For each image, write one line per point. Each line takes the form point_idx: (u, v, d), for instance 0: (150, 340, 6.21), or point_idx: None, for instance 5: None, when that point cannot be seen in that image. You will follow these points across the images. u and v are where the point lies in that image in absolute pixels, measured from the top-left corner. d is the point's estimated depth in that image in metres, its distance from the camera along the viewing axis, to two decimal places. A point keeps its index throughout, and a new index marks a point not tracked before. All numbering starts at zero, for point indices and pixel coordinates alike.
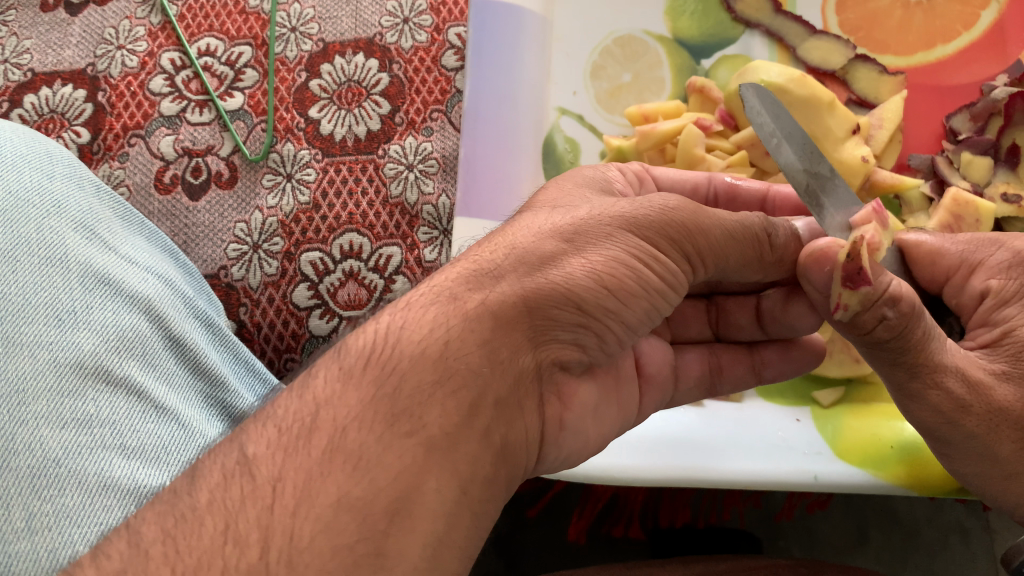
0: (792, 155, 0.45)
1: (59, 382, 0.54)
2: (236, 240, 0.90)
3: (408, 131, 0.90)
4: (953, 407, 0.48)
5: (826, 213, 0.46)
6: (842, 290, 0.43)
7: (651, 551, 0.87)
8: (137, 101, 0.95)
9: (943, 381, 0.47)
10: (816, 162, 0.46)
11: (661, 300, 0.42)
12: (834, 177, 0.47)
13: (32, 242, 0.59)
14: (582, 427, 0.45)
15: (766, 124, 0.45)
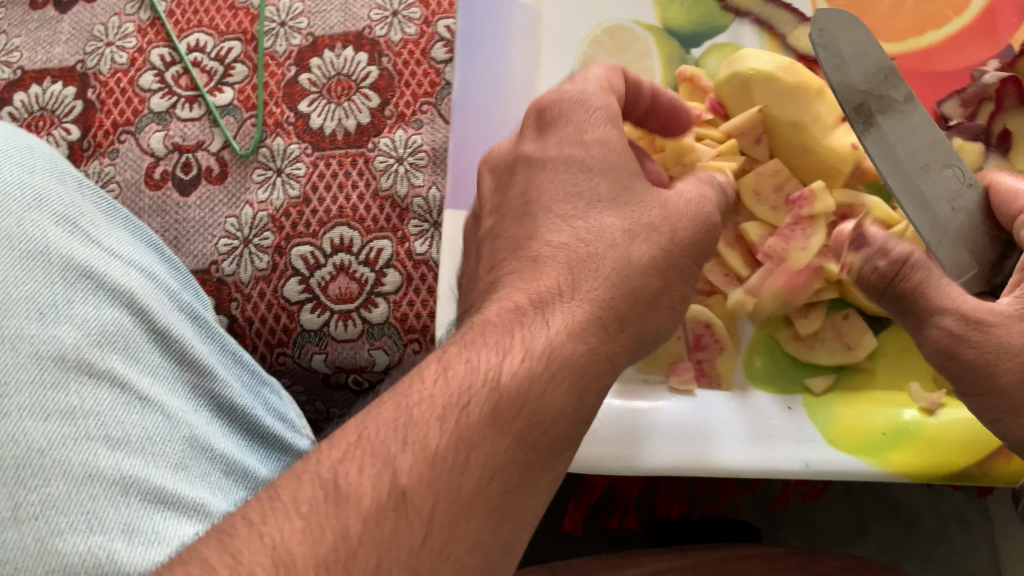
0: (854, 75, 0.57)
1: (41, 375, 0.54)
2: (227, 235, 0.90)
3: (398, 124, 0.90)
4: None
5: (875, 130, 0.56)
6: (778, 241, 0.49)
7: (651, 540, 0.89)
8: (126, 98, 0.95)
9: None
10: (882, 85, 0.57)
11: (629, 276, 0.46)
12: (903, 101, 0.57)
13: (14, 237, 0.58)
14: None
15: (832, 46, 0.56)
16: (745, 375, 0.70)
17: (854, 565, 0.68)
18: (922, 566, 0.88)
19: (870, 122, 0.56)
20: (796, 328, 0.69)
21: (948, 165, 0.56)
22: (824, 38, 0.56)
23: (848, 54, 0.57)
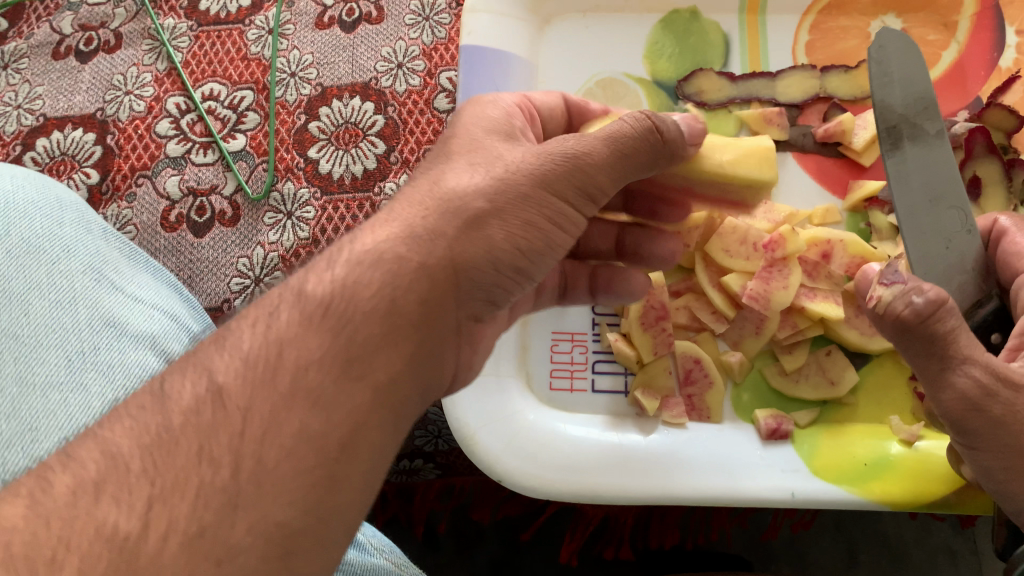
0: (891, 97, 0.60)
1: (70, 419, 0.56)
2: (239, 274, 0.93)
3: (403, 170, 0.95)
4: (980, 394, 0.50)
5: (902, 152, 0.59)
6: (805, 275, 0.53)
7: (641, 570, 0.91)
8: (144, 143, 0.99)
9: (972, 370, 0.50)
10: (920, 114, 0.60)
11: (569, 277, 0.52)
12: (936, 134, 0.59)
13: (44, 287, 0.63)
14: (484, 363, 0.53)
15: (885, 66, 0.61)
16: (734, 409, 0.72)
17: None
18: None
19: (895, 141, 0.59)
20: (782, 363, 0.72)
21: (959, 207, 0.57)
22: (883, 60, 0.62)
23: (895, 75, 0.61)
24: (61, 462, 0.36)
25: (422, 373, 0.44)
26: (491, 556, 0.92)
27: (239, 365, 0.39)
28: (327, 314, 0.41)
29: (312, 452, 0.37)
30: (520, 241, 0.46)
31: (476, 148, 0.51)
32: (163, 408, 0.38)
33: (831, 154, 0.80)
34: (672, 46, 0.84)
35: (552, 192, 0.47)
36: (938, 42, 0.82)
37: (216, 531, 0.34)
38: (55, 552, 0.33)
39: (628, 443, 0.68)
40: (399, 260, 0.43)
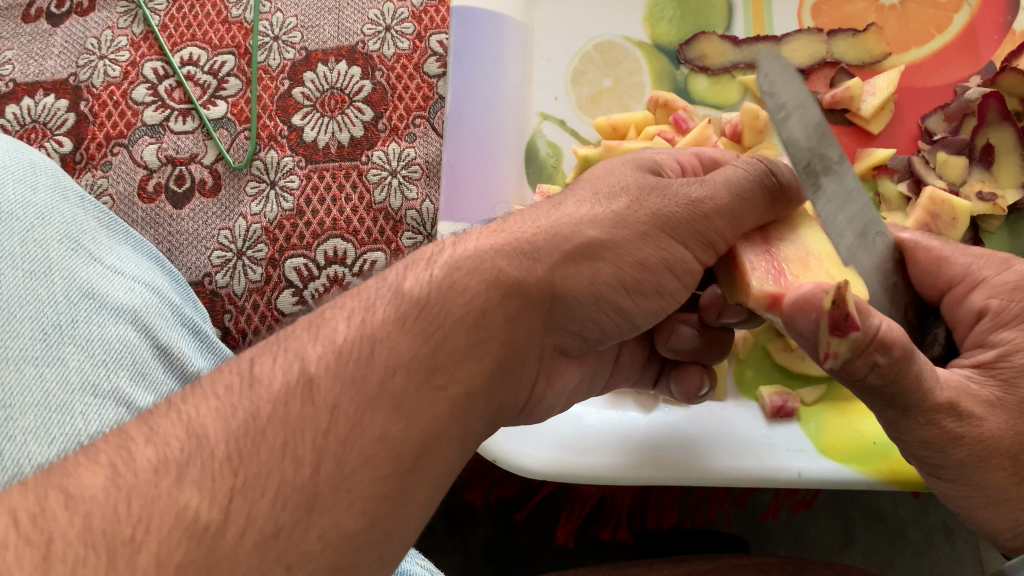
0: (796, 129, 0.44)
1: (46, 397, 0.50)
2: (221, 248, 0.90)
3: (391, 137, 0.91)
4: (945, 440, 0.47)
5: (822, 193, 0.44)
6: (831, 341, 0.41)
7: (638, 553, 0.87)
8: (119, 110, 0.95)
9: (940, 420, 0.46)
10: (823, 143, 0.45)
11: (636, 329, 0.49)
12: (840, 160, 0.46)
13: (17, 256, 0.55)
14: (557, 397, 0.52)
15: (778, 95, 0.45)
16: (737, 385, 0.70)
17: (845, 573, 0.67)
18: None
19: (816, 183, 0.44)
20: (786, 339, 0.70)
21: (880, 232, 0.48)
22: (770, 85, 0.45)
23: (791, 105, 0.45)
24: (143, 433, 0.32)
25: (499, 388, 0.42)
26: (484, 538, 0.89)
27: (333, 357, 0.36)
28: (421, 315, 0.39)
29: (388, 460, 0.34)
30: (629, 280, 0.45)
31: (605, 176, 0.49)
32: (253, 391, 0.34)
33: (840, 120, 0.77)
34: (673, 9, 0.80)
35: (672, 236, 0.46)
36: (950, 5, 0.79)
37: (291, 532, 0.31)
38: (135, 532, 0.29)
39: (628, 422, 0.66)
40: (497, 273, 0.42)
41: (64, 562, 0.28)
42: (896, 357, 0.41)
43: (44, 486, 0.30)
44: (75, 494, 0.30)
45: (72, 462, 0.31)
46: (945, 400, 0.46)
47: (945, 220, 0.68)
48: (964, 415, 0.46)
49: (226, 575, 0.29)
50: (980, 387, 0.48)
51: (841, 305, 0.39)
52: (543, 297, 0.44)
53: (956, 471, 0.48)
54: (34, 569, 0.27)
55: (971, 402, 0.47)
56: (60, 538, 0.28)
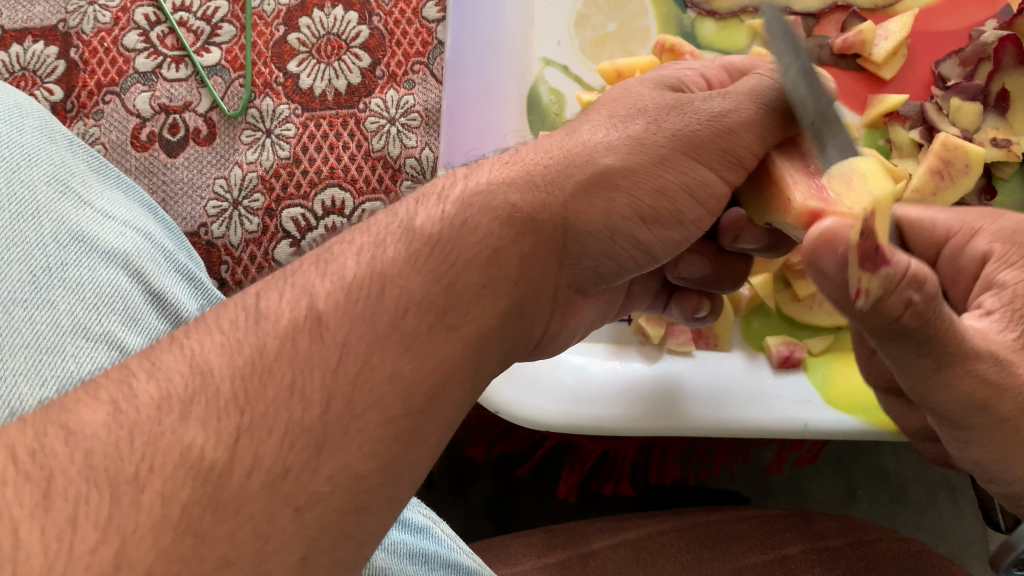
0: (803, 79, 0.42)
1: (37, 339, 0.48)
2: (216, 197, 0.90)
3: (389, 84, 0.92)
4: (987, 391, 0.45)
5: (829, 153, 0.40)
6: (863, 275, 0.37)
7: (640, 503, 0.87)
8: (110, 58, 0.92)
9: (977, 367, 0.45)
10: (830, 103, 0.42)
11: (643, 260, 0.47)
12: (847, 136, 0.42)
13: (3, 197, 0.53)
14: (571, 333, 0.51)
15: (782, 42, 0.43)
16: (743, 336, 0.68)
17: (849, 522, 0.67)
18: (913, 530, 0.89)
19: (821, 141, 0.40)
20: (794, 290, 0.68)
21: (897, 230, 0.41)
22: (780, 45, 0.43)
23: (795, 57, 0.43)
24: (145, 369, 0.31)
25: (511, 329, 0.41)
26: (485, 494, 0.88)
27: (342, 293, 0.34)
28: (433, 254, 0.37)
29: (399, 401, 0.33)
30: (645, 209, 0.44)
31: (622, 97, 0.48)
32: (259, 327, 0.33)
33: (849, 66, 0.74)
34: None
35: (692, 157, 0.44)
36: None
37: (299, 474, 0.30)
38: (138, 470, 0.28)
39: (631, 373, 0.64)
40: (510, 210, 0.41)
41: (66, 499, 0.26)
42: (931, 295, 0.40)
43: (42, 423, 0.28)
44: (75, 429, 0.28)
45: (71, 398, 0.30)
46: (983, 348, 0.45)
47: (959, 165, 0.66)
48: (1001, 363, 0.45)
49: (234, 516, 0.28)
50: (1005, 333, 0.46)
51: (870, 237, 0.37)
52: (556, 233, 0.43)
53: (989, 429, 0.47)
54: (34, 507, 0.26)
55: (1000, 347, 0.46)
56: (61, 475, 0.27)
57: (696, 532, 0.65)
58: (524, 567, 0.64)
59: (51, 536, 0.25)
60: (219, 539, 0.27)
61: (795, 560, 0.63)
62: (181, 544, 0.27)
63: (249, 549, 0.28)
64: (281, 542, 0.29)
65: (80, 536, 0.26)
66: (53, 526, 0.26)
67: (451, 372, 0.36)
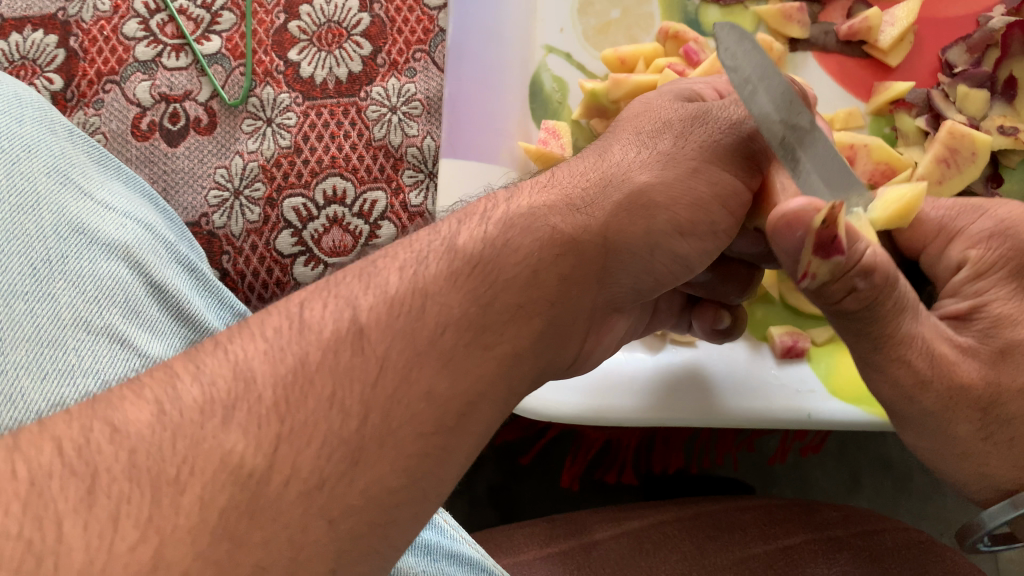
0: (766, 103, 0.41)
1: (38, 332, 0.48)
2: (217, 186, 0.90)
3: (391, 72, 0.91)
4: (914, 382, 0.49)
5: (801, 171, 0.41)
6: (813, 260, 0.41)
7: (644, 494, 0.88)
8: (110, 46, 0.92)
9: (909, 357, 0.49)
10: (792, 112, 0.41)
11: (677, 275, 0.46)
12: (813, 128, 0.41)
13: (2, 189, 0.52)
14: (603, 351, 0.50)
15: (742, 68, 0.41)
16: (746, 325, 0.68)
17: (853, 514, 0.67)
18: (917, 517, 0.89)
19: (792, 160, 0.41)
20: None
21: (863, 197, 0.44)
22: (731, 58, 0.41)
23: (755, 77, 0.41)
24: (189, 371, 0.31)
25: (546, 348, 0.40)
26: (488, 482, 0.88)
27: (384, 307, 0.35)
28: (474, 272, 0.37)
29: (433, 417, 0.33)
30: (684, 222, 0.44)
31: (643, 113, 0.48)
32: (303, 336, 0.33)
33: (856, 53, 0.73)
34: None
35: (721, 167, 0.45)
36: None
37: (335, 485, 0.30)
38: (179, 472, 0.28)
39: (635, 365, 0.63)
40: (551, 232, 0.40)
41: (108, 497, 0.27)
42: (877, 285, 0.44)
43: (88, 418, 0.29)
44: (120, 427, 0.29)
45: (116, 394, 0.30)
46: (915, 339, 0.48)
47: (965, 154, 0.66)
48: (935, 359, 0.49)
49: (269, 523, 0.28)
50: (958, 337, 0.52)
51: (831, 225, 0.39)
52: (596, 254, 0.42)
53: (920, 420, 0.52)
54: (77, 502, 0.26)
55: (943, 348, 0.50)
56: (105, 472, 0.27)
57: (697, 523, 0.65)
58: (526, 558, 0.64)
59: (93, 533, 0.26)
60: (255, 546, 0.28)
61: (799, 551, 0.63)
62: (218, 548, 0.27)
63: (282, 558, 0.28)
64: (313, 552, 0.29)
65: (121, 534, 0.26)
66: (95, 522, 0.26)
67: (483, 386, 0.36)
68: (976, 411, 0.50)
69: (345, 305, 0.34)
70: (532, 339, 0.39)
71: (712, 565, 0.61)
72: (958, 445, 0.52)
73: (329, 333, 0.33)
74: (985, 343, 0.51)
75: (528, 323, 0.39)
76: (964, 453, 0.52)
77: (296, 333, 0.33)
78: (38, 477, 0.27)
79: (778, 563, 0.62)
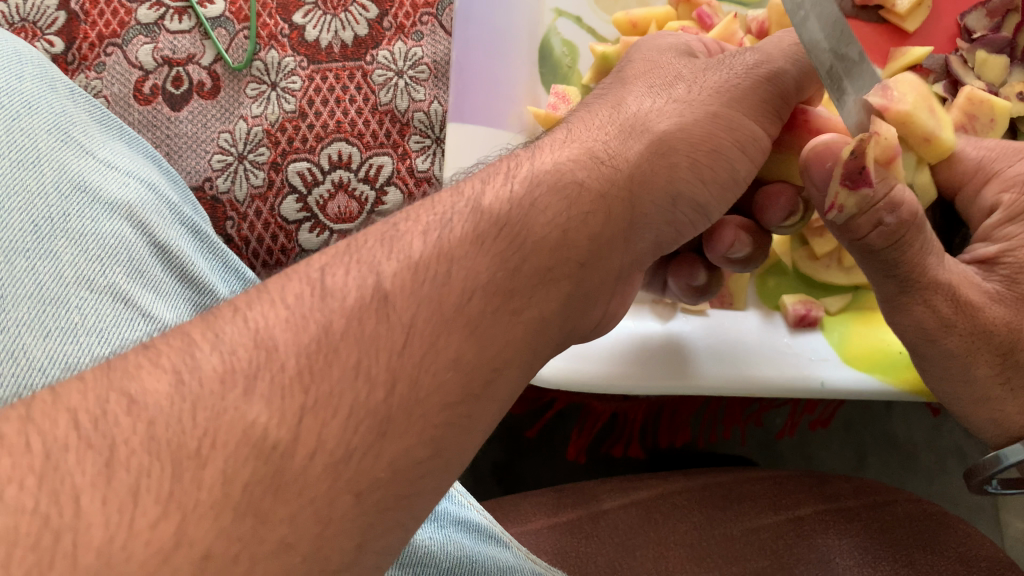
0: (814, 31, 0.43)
1: (40, 289, 0.47)
2: (221, 150, 0.89)
3: (397, 36, 0.90)
4: (938, 324, 0.50)
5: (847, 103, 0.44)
6: (840, 190, 0.45)
7: (649, 467, 0.87)
8: (112, 9, 0.91)
9: (934, 300, 0.49)
10: (842, 41, 0.42)
11: (688, 224, 0.46)
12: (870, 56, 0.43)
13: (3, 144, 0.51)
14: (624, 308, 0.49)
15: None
16: (759, 295, 0.67)
17: (864, 485, 0.66)
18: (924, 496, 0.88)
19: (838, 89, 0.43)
20: (811, 248, 0.66)
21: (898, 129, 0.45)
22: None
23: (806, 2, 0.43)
24: (208, 340, 0.30)
25: (573, 313, 0.39)
26: (495, 458, 0.88)
27: (409, 273, 0.33)
28: (501, 235, 0.36)
29: (460, 386, 0.32)
30: (705, 169, 0.44)
31: (652, 68, 0.47)
32: (324, 303, 0.31)
33: None
34: None
35: (743, 116, 0.45)
36: None
37: (362, 458, 0.29)
38: (200, 445, 0.27)
39: (646, 332, 0.63)
40: (579, 188, 0.39)
41: (128, 471, 0.26)
42: (904, 222, 0.45)
43: (104, 388, 0.28)
44: (137, 398, 0.28)
45: (132, 361, 0.29)
46: (944, 281, 0.49)
47: (982, 120, 0.64)
48: (960, 304, 0.49)
49: (295, 498, 0.27)
50: (984, 279, 0.50)
51: (859, 156, 0.43)
52: (623, 208, 0.41)
53: (939, 361, 0.52)
54: (95, 476, 0.26)
55: (970, 291, 0.49)
56: (123, 445, 0.26)
57: (709, 492, 0.64)
58: (534, 526, 0.63)
59: (113, 508, 0.25)
60: (279, 522, 0.27)
61: (810, 523, 0.62)
62: (241, 524, 0.26)
63: (309, 533, 0.27)
64: (341, 527, 0.28)
65: (142, 510, 0.25)
66: (115, 496, 0.25)
67: (509, 353, 0.35)
68: (997, 355, 0.51)
69: (369, 269, 0.33)
70: (560, 303, 0.38)
71: (721, 536, 0.61)
72: (975, 389, 0.52)
73: (352, 299, 0.32)
74: (1012, 288, 0.50)
75: (556, 288, 0.37)
76: (983, 398, 0.52)
77: (316, 299, 0.32)
78: (53, 449, 0.26)
79: (789, 533, 0.61)
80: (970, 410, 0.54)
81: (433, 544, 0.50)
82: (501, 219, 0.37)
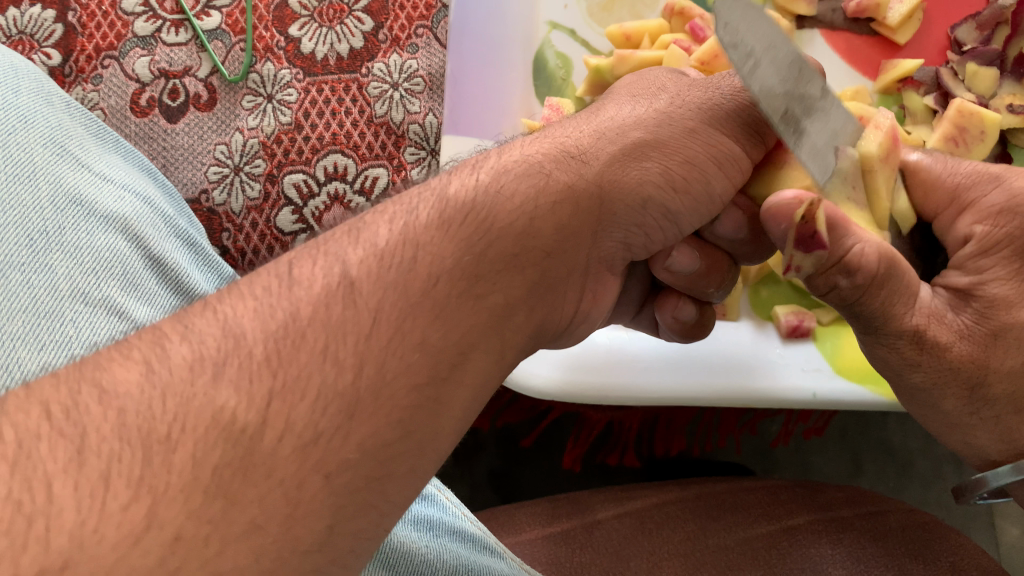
0: (768, 77, 0.37)
1: (35, 303, 0.48)
2: (216, 163, 0.90)
3: (392, 49, 0.90)
4: (903, 362, 0.49)
5: (804, 141, 0.39)
6: (795, 253, 0.42)
7: (646, 476, 0.87)
8: (109, 21, 0.91)
9: (896, 343, 0.48)
10: (800, 82, 0.38)
11: (656, 228, 0.44)
12: (822, 95, 0.40)
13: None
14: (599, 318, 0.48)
15: (743, 44, 0.36)
16: (752, 305, 0.67)
17: (857, 494, 0.67)
18: (919, 500, 0.88)
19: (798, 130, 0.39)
20: None
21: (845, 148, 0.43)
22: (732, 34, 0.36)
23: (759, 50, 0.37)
24: (178, 332, 0.30)
25: (543, 301, 0.40)
26: (489, 465, 0.88)
27: (375, 260, 0.34)
28: (466, 221, 0.37)
29: (426, 368, 0.33)
30: (677, 179, 0.43)
31: (638, 82, 0.47)
32: (292, 292, 0.32)
33: (863, 31, 0.72)
34: None
35: (718, 128, 0.43)
36: None
37: (330, 439, 0.29)
38: (170, 430, 0.27)
39: (638, 345, 0.62)
40: (547, 178, 0.40)
41: (99, 456, 0.26)
42: (860, 284, 0.44)
43: (76, 380, 0.28)
44: (108, 388, 0.28)
45: (104, 355, 0.29)
46: (908, 329, 0.47)
47: (974, 133, 0.64)
48: (923, 345, 0.48)
49: (264, 480, 0.27)
50: (954, 314, 0.48)
51: (811, 221, 0.41)
52: (591, 205, 0.41)
53: (913, 391, 0.52)
54: (67, 462, 0.25)
55: (938, 331, 0.47)
56: (94, 432, 0.26)
57: (702, 503, 0.65)
58: (528, 536, 0.63)
59: (84, 493, 0.25)
60: (249, 503, 0.27)
61: (803, 532, 0.62)
62: (211, 506, 0.26)
63: (279, 514, 0.27)
64: (309, 509, 0.28)
65: (113, 493, 0.25)
66: (86, 481, 0.25)
67: (477, 338, 0.35)
68: (964, 390, 0.50)
69: (336, 259, 0.34)
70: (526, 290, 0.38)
71: (716, 544, 0.61)
72: (949, 417, 0.52)
73: (318, 286, 0.32)
74: (981, 325, 0.47)
75: (521, 276, 0.38)
76: (954, 424, 0.52)
77: (283, 290, 0.32)
78: (24, 438, 0.26)
79: (781, 543, 0.61)
80: (943, 430, 0.54)
81: (428, 550, 0.50)
82: (467, 205, 0.37)
